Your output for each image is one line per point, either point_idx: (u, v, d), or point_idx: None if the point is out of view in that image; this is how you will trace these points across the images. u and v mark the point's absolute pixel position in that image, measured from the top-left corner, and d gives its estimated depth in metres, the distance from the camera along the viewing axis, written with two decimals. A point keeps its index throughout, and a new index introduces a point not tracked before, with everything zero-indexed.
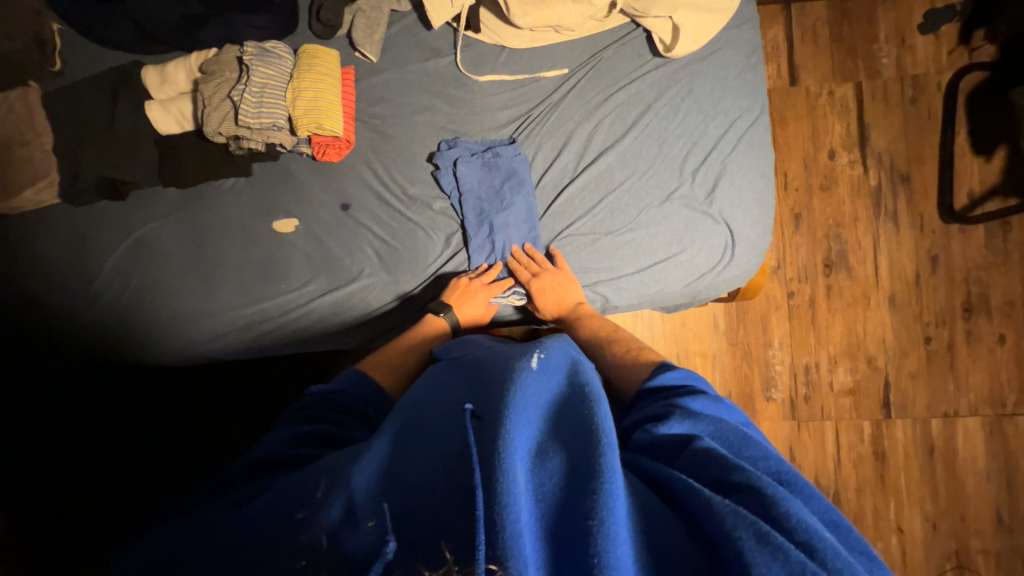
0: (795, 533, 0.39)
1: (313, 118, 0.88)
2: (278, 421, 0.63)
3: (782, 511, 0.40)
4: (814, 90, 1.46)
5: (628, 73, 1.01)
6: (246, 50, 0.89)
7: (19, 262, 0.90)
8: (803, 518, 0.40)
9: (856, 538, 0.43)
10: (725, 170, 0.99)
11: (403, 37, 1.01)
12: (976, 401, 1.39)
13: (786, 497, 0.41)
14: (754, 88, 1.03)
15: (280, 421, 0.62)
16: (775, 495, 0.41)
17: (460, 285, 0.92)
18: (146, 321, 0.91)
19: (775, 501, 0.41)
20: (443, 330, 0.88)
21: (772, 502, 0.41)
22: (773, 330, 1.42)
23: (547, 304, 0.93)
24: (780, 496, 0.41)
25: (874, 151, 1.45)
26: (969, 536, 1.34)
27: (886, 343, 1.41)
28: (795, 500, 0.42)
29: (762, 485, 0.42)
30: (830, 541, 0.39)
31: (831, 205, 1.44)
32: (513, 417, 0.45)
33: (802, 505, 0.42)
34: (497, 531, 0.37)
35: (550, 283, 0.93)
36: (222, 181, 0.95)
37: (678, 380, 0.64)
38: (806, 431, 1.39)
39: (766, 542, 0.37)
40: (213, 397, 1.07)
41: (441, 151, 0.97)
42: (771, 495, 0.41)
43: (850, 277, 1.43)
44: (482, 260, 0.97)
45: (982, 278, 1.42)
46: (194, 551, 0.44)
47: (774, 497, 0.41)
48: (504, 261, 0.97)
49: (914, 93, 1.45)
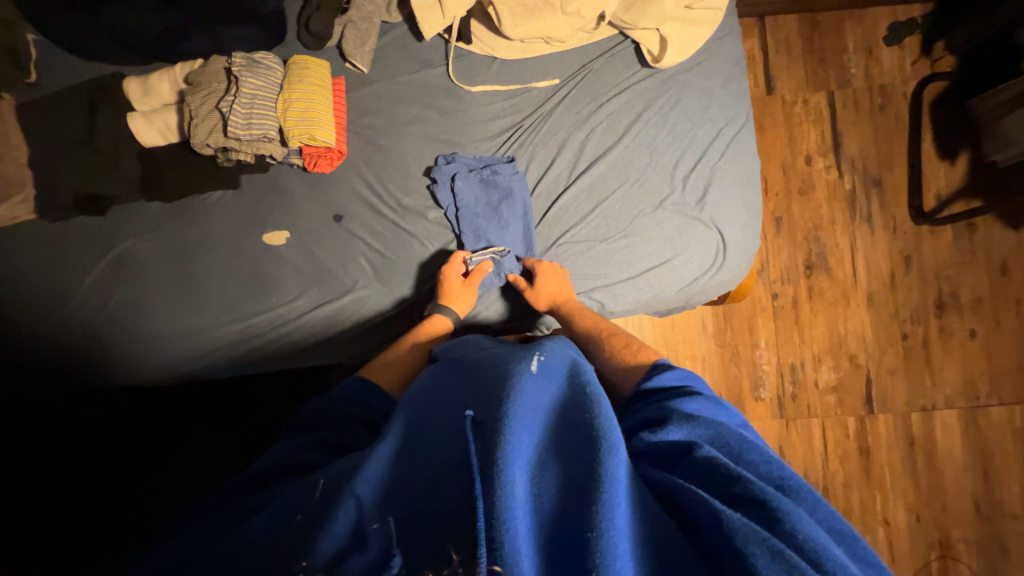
0: (805, 549, 0.39)
1: (305, 129, 0.87)
2: (286, 433, 0.63)
3: (791, 526, 0.41)
4: (789, 99, 1.52)
5: (617, 83, 1.04)
6: (234, 61, 0.87)
7: None
8: (811, 535, 0.40)
9: (864, 549, 0.44)
10: (714, 177, 1.02)
11: (394, 49, 1.01)
12: (951, 394, 1.45)
13: (791, 510, 0.42)
14: (738, 96, 1.06)
15: (286, 434, 0.62)
16: (781, 508, 0.42)
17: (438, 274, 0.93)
18: (127, 341, 0.88)
19: (781, 516, 0.41)
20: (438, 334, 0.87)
21: (778, 516, 0.41)
22: (759, 330, 1.45)
23: (549, 284, 0.92)
24: (786, 509, 0.42)
25: (847, 157, 1.51)
26: (951, 525, 1.39)
27: (866, 340, 1.46)
28: (801, 512, 0.42)
29: (766, 496, 0.43)
30: (838, 559, 0.39)
31: (809, 209, 1.49)
32: (513, 425, 0.45)
33: (807, 517, 0.42)
34: (496, 546, 0.37)
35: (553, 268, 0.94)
36: (209, 195, 0.92)
37: (675, 380, 0.65)
38: (795, 428, 1.43)
39: (780, 560, 0.37)
40: (199, 424, 1.00)
41: (438, 165, 0.97)
42: (776, 509, 0.42)
43: (831, 277, 1.48)
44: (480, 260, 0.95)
45: (951, 276, 1.49)
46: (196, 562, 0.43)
47: (780, 510, 0.42)
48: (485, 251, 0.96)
49: (882, 102, 1.53)
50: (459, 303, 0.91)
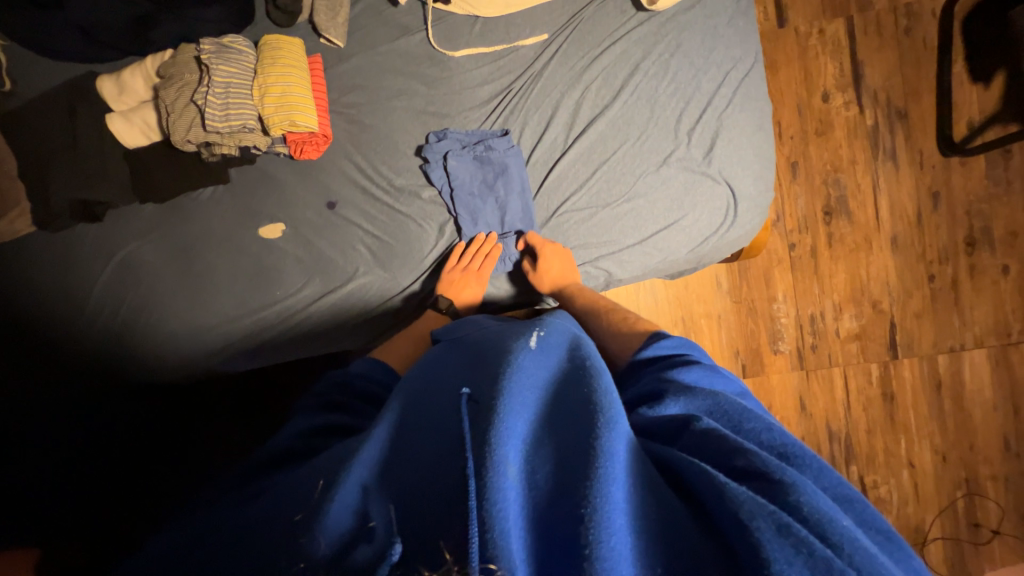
0: (811, 523, 0.38)
1: (285, 116, 0.84)
2: (299, 409, 0.63)
3: (794, 498, 0.39)
4: (804, 31, 1.40)
5: (611, 32, 0.98)
6: (203, 48, 0.84)
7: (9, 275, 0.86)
8: (817, 507, 0.39)
9: (871, 515, 0.43)
10: (722, 127, 0.96)
11: (370, 18, 0.96)
12: (980, 333, 1.40)
13: (797, 482, 0.41)
14: (746, 35, 1.00)
15: (299, 410, 0.62)
16: (784, 480, 0.41)
17: (448, 269, 0.91)
18: (145, 344, 0.89)
19: (786, 488, 0.40)
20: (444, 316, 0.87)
21: (783, 489, 0.40)
22: (776, 283, 1.40)
23: (552, 269, 0.91)
24: (791, 481, 0.41)
25: (869, 90, 1.40)
26: (978, 463, 1.37)
27: (890, 285, 1.40)
28: (807, 483, 0.41)
29: (770, 468, 0.42)
30: (847, 530, 0.38)
31: (827, 150, 1.40)
32: (507, 404, 0.44)
33: (814, 488, 0.41)
34: (486, 529, 0.36)
35: (554, 256, 0.91)
36: (201, 193, 0.91)
37: (671, 348, 0.63)
38: (816, 379, 1.40)
39: (787, 534, 0.36)
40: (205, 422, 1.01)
41: (430, 143, 0.93)
42: (780, 482, 0.40)
43: (851, 222, 1.41)
44: (474, 232, 0.94)
45: (984, 210, 1.40)
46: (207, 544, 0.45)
47: (784, 483, 0.40)
48: (484, 228, 0.95)
49: (907, 23, 1.40)
50: (468, 299, 0.91)
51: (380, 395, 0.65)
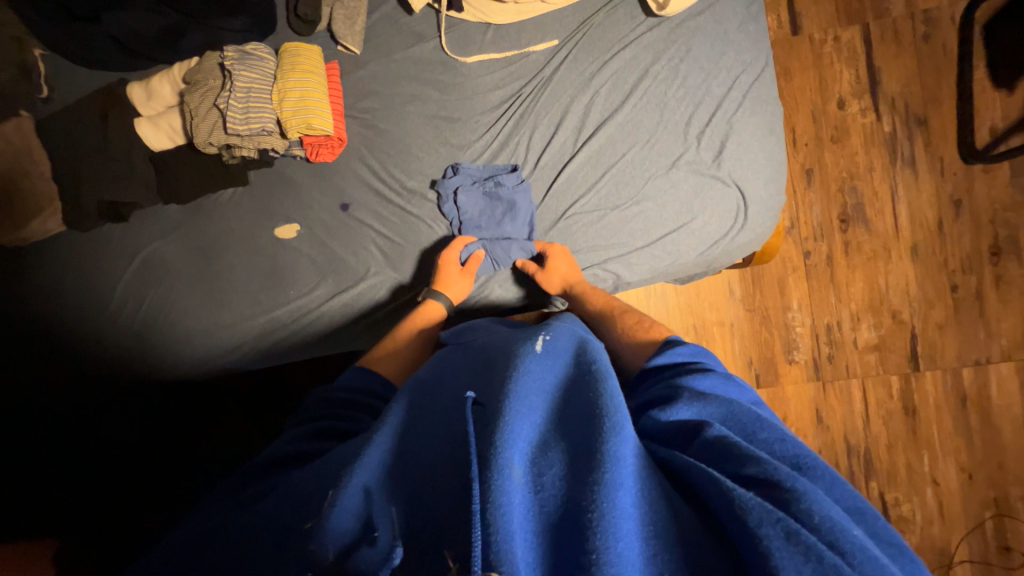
0: (822, 532, 0.37)
1: (302, 119, 0.87)
2: (290, 423, 0.65)
3: (804, 507, 0.38)
4: (818, 38, 1.39)
5: (621, 38, 0.99)
6: (226, 55, 0.88)
7: (36, 272, 0.90)
8: (827, 515, 0.38)
9: (883, 526, 0.42)
10: (732, 131, 0.96)
11: (386, 26, 0.99)
12: (1009, 346, 1.34)
13: (808, 490, 0.40)
14: (756, 39, 1.00)
15: (292, 425, 0.64)
16: (795, 488, 0.40)
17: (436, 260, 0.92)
18: (163, 342, 0.92)
19: (797, 496, 0.39)
20: (438, 313, 0.87)
21: (793, 497, 0.39)
22: (791, 291, 1.38)
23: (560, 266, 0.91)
24: (802, 489, 0.40)
25: (886, 96, 1.38)
26: (1008, 484, 1.31)
27: (911, 295, 1.36)
28: (818, 492, 0.40)
29: (780, 476, 0.41)
30: (858, 540, 0.37)
31: (844, 157, 1.38)
32: (513, 406, 0.44)
33: (825, 499, 0.40)
34: (490, 532, 0.35)
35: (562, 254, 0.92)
36: (220, 194, 0.94)
37: (686, 355, 0.63)
38: (832, 391, 1.36)
39: (795, 541, 0.35)
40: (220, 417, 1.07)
41: (444, 178, 0.95)
42: (791, 490, 0.40)
43: (869, 230, 1.38)
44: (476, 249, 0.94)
45: (1010, 219, 1.36)
46: (213, 539, 0.46)
47: (795, 491, 0.39)
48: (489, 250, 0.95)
49: (926, 30, 1.38)
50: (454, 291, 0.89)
51: (372, 403, 0.66)
